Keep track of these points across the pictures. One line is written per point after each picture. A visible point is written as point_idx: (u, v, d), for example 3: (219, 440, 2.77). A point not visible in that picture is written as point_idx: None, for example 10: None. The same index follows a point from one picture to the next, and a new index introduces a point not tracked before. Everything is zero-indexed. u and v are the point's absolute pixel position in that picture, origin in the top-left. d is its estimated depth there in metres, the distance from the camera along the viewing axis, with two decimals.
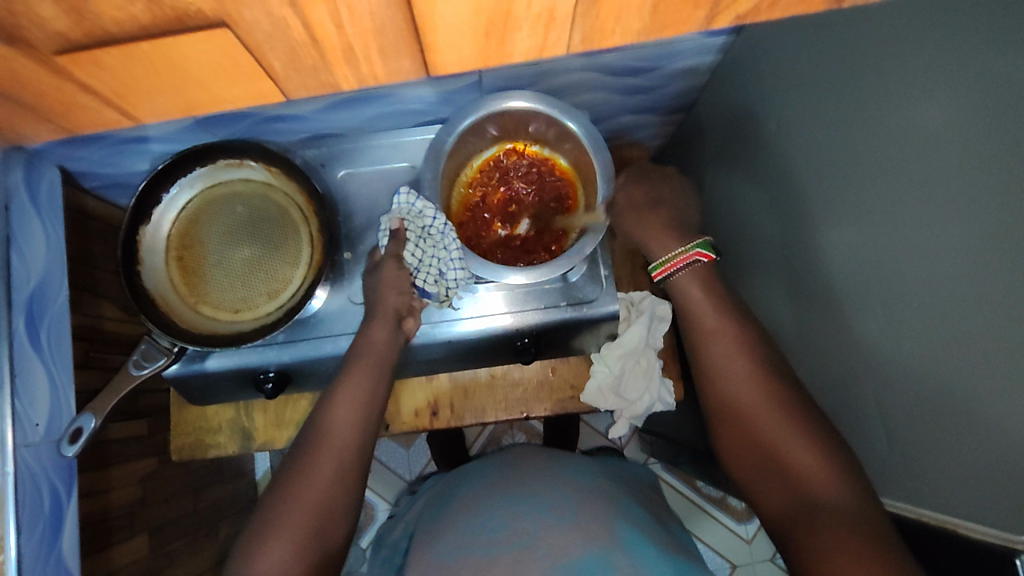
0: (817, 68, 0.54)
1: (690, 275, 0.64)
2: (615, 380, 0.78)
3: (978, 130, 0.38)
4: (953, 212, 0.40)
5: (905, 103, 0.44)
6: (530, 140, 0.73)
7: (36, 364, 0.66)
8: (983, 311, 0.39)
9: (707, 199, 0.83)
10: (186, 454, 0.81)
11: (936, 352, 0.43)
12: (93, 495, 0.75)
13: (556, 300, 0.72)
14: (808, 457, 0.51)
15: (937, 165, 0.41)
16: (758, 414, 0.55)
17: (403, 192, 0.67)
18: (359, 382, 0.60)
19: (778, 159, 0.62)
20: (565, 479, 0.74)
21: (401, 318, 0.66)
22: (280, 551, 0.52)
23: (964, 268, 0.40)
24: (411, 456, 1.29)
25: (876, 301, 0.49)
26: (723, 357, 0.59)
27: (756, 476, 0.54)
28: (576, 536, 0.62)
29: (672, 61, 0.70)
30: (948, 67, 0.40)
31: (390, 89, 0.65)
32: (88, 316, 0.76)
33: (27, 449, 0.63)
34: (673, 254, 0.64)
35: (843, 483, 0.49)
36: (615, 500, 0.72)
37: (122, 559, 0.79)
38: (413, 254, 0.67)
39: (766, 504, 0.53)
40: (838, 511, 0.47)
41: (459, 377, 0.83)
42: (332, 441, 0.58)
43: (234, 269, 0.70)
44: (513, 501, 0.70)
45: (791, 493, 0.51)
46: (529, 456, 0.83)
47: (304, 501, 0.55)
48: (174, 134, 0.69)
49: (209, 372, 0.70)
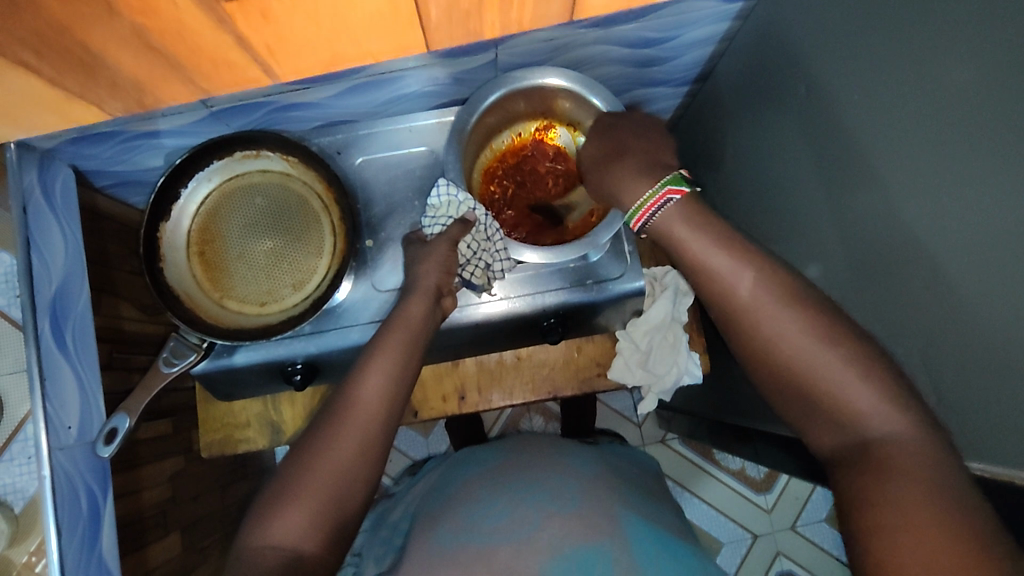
0: (835, 32, 0.53)
1: (675, 217, 0.55)
2: (643, 355, 0.79)
3: (1009, 89, 0.38)
4: (986, 170, 0.40)
5: (932, 64, 0.43)
6: (555, 120, 0.72)
7: (64, 366, 0.65)
8: (1018, 267, 0.39)
9: (723, 170, 0.83)
10: (215, 450, 0.80)
11: (970, 317, 0.43)
12: (126, 496, 0.75)
13: (581, 278, 0.72)
14: (865, 396, 0.45)
15: (965, 125, 0.41)
16: (813, 358, 0.47)
17: (443, 183, 0.65)
18: (392, 359, 0.59)
19: (798, 125, 0.61)
20: (564, 466, 0.73)
21: (441, 295, 0.65)
22: (298, 519, 0.51)
23: (999, 228, 0.40)
24: (431, 443, 1.30)
25: (914, 265, 0.48)
26: (742, 289, 0.51)
27: (800, 415, 0.49)
28: (577, 527, 0.62)
29: (689, 30, 0.70)
30: (972, 28, 0.40)
31: (405, 69, 0.64)
32: (108, 317, 0.75)
33: (61, 451, 0.64)
34: (645, 198, 0.56)
35: (898, 416, 0.44)
36: (617, 489, 0.70)
37: (157, 558, 0.79)
38: (468, 246, 0.66)
39: (810, 439, 0.49)
40: (897, 450, 0.43)
41: (485, 360, 0.83)
42: (359, 412, 0.56)
43: (257, 262, 0.69)
44: (514, 488, 0.69)
45: (842, 437, 0.47)
46: (533, 441, 0.82)
47: (321, 476, 0.53)
48: (187, 128, 0.68)
49: (237, 367, 0.70)
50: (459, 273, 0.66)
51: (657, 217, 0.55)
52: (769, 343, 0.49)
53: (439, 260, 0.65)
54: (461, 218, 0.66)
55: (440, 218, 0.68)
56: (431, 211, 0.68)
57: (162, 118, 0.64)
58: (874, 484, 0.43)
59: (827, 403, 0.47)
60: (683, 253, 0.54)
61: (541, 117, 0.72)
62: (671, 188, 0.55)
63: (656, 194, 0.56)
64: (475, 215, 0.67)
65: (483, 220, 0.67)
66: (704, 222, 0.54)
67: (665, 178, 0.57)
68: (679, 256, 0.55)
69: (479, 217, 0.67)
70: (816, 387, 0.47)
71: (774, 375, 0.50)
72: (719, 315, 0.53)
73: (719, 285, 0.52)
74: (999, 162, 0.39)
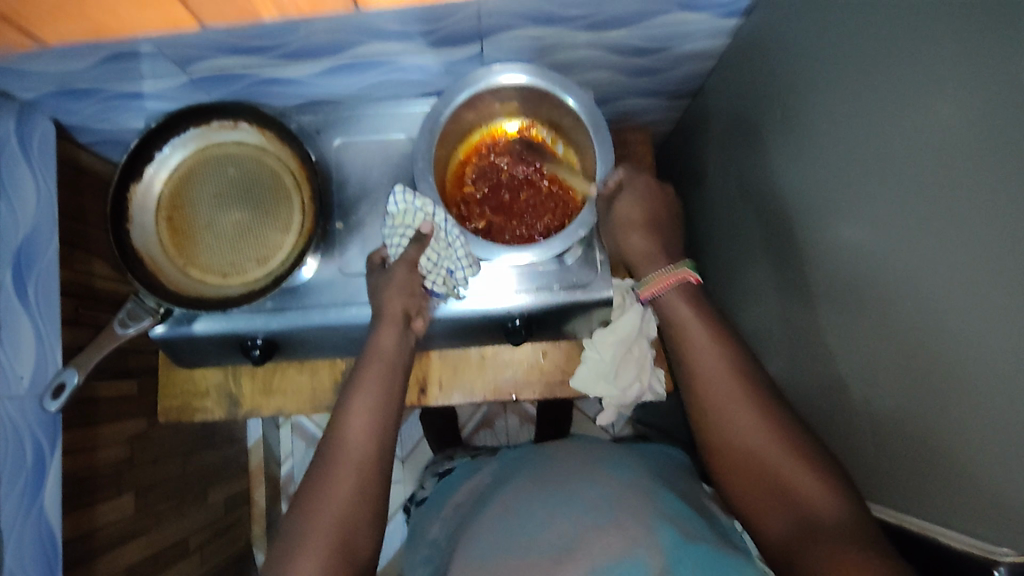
0: (837, 51, 0.52)
1: (677, 295, 0.60)
2: (607, 367, 0.77)
3: (1000, 137, 0.37)
4: (973, 222, 0.39)
5: (922, 102, 0.43)
6: (544, 128, 0.72)
7: (25, 318, 0.66)
8: (999, 313, 0.38)
9: (714, 188, 0.82)
10: (172, 416, 0.80)
11: (953, 361, 0.42)
12: (78, 453, 0.74)
13: (550, 282, 0.71)
14: (809, 477, 0.51)
15: (963, 164, 0.40)
16: (761, 438, 0.54)
17: (399, 191, 0.63)
18: (371, 389, 0.59)
19: (792, 153, 0.61)
20: (601, 473, 0.67)
21: (410, 319, 0.64)
22: (304, 566, 0.51)
23: (979, 283, 0.39)
24: (404, 432, 1.31)
25: (900, 308, 0.46)
26: (713, 371, 0.57)
27: (754, 495, 0.54)
28: (617, 536, 0.56)
29: (682, 43, 0.69)
30: (968, 70, 0.40)
31: (388, 53, 0.64)
32: (78, 273, 0.76)
33: (10, 402, 0.64)
34: (659, 273, 0.61)
35: (841, 498, 0.49)
36: (653, 494, 0.63)
37: (105, 517, 0.79)
38: (429, 258, 0.64)
39: (760, 512, 0.54)
40: (834, 524, 0.48)
41: (448, 354, 0.83)
42: (353, 453, 0.56)
43: (224, 233, 0.69)
44: (553, 499, 0.64)
45: (791, 511, 0.51)
46: (568, 445, 0.76)
47: (326, 516, 0.53)
48: (168, 91, 0.68)
49: (196, 335, 0.70)
50: (423, 285, 0.66)
51: (666, 293, 0.61)
52: (738, 418, 0.55)
53: (403, 284, 0.64)
54: (419, 231, 0.64)
55: (399, 229, 0.65)
56: (390, 222, 0.65)
57: (146, 80, 0.65)
58: (815, 551, 0.47)
59: (775, 481, 0.53)
60: (679, 330, 0.60)
61: (532, 120, 0.72)
62: (689, 272, 0.61)
63: (674, 272, 0.61)
64: (432, 229, 0.64)
65: (443, 228, 0.64)
66: (701, 309, 0.60)
67: (682, 263, 0.62)
68: (676, 342, 0.60)
69: (437, 226, 0.64)
70: (768, 462, 0.53)
71: (731, 449, 0.56)
72: (692, 400, 0.59)
73: (694, 367, 0.59)
74: (994, 199, 0.38)
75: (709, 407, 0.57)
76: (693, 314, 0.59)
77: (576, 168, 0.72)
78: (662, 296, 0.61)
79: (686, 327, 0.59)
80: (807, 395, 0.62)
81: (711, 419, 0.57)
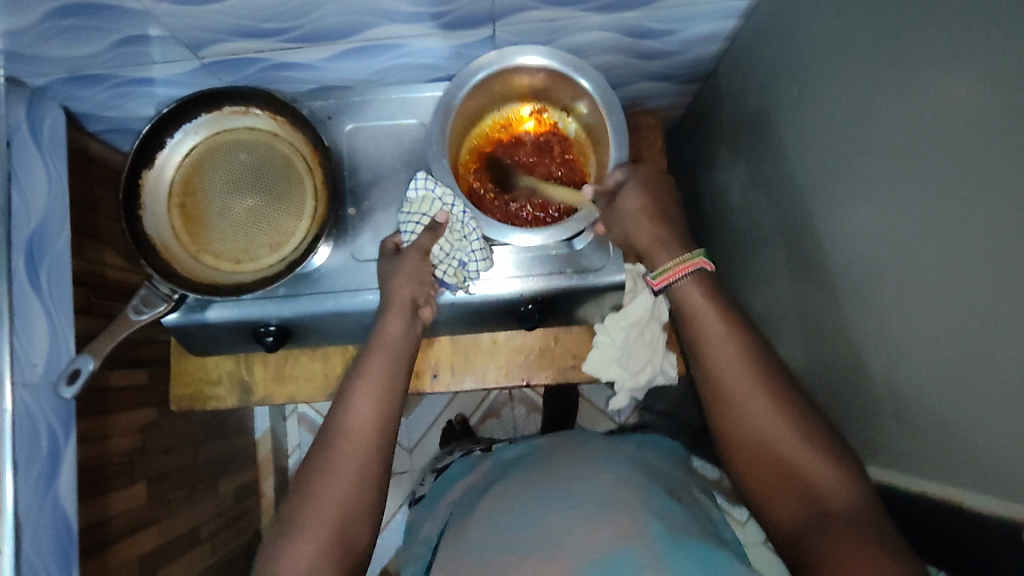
0: (850, 29, 0.52)
1: (691, 283, 0.60)
2: (619, 352, 0.77)
3: (1015, 110, 0.37)
4: (989, 194, 0.39)
5: (937, 78, 0.43)
6: (554, 110, 0.72)
7: (37, 305, 0.66)
8: (1011, 284, 0.38)
9: (725, 171, 0.82)
10: (184, 404, 0.80)
11: (972, 334, 0.42)
12: (91, 441, 0.74)
13: (562, 266, 0.71)
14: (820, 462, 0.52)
15: (979, 138, 0.40)
16: (773, 420, 0.54)
17: (421, 177, 0.66)
18: (380, 375, 0.59)
19: (806, 132, 0.61)
20: (594, 471, 0.66)
21: (417, 307, 0.64)
22: (308, 549, 0.51)
23: (996, 256, 0.39)
24: (412, 423, 1.31)
25: (918, 283, 0.46)
26: (725, 352, 0.58)
27: (759, 475, 0.55)
28: (607, 531, 0.56)
29: (692, 25, 0.69)
30: (984, 41, 0.39)
31: (399, 36, 0.64)
32: (90, 262, 0.75)
33: (25, 389, 0.64)
34: (673, 262, 0.61)
35: (849, 484, 0.50)
36: (640, 487, 0.63)
37: (119, 505, 0.80)
38: (441, 248, 0.65)
39: (766, 491, 0.54)
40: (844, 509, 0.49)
41: (460, 341, 0.83)
42: (357, 438, 0.56)
43: (237, 219, 0.69)
44: (544, 499, 0.64)
45: (799, 490, 0.52)
46: (561, 442, 0.76)
47: (330, 499, 0.53)
48: (178, 77, 0.68)
49: (209, 323, 0.70)
50: (433, 273, 0.66)
51: (680, 282, 0.60)
52: (752, 398, 0.56)
53: (414, 268, 0.64)
54: (434, 219, 0.65)
55: (414, 215, 0.66)
56: (408, 207, 0.66)
57: (156, 66, 0.65)
58: (824, 534, 0.48)
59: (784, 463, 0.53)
60: (694, 317, 0.60)
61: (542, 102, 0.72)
62: (706, 260, 0.60)
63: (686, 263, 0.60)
64: (448, 219, 0.65)
65: (460, 218, 0.65)
66: (711, 292, 0.60)
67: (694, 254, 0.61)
68: (689, 325, 0.61)
69: (452, 215, 0.65)
70: (780, 444, 0.54)
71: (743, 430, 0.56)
72: (704, 381, 0.60)
73: (706, 349, 0.59)
74: (1008, 172, 0.38)
75: (723, 386, 0.57)
76: (703, 299, 0.60)
77: (586, 152, 0.72)
78: (677, 284, 0.61)
79: (699, 313, 0.59)
80: (822, 375, 0.62)
81: (725, 401, 0.57)
